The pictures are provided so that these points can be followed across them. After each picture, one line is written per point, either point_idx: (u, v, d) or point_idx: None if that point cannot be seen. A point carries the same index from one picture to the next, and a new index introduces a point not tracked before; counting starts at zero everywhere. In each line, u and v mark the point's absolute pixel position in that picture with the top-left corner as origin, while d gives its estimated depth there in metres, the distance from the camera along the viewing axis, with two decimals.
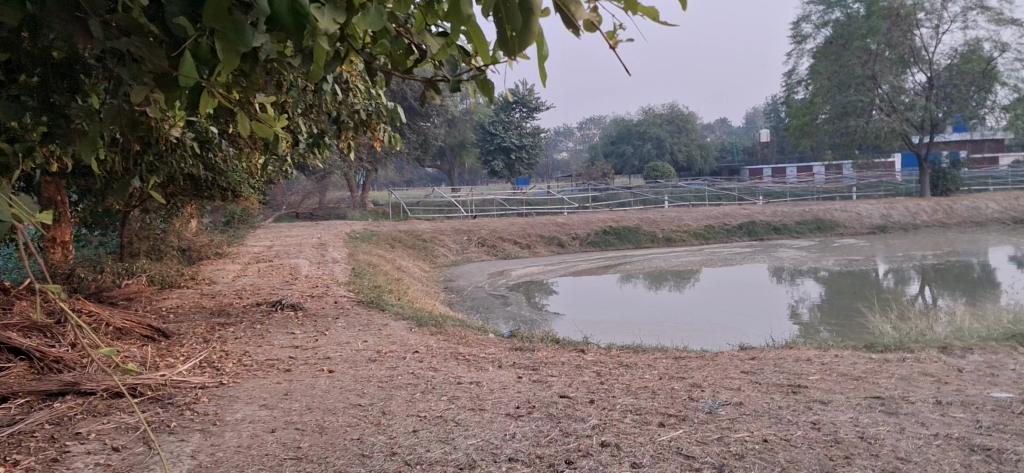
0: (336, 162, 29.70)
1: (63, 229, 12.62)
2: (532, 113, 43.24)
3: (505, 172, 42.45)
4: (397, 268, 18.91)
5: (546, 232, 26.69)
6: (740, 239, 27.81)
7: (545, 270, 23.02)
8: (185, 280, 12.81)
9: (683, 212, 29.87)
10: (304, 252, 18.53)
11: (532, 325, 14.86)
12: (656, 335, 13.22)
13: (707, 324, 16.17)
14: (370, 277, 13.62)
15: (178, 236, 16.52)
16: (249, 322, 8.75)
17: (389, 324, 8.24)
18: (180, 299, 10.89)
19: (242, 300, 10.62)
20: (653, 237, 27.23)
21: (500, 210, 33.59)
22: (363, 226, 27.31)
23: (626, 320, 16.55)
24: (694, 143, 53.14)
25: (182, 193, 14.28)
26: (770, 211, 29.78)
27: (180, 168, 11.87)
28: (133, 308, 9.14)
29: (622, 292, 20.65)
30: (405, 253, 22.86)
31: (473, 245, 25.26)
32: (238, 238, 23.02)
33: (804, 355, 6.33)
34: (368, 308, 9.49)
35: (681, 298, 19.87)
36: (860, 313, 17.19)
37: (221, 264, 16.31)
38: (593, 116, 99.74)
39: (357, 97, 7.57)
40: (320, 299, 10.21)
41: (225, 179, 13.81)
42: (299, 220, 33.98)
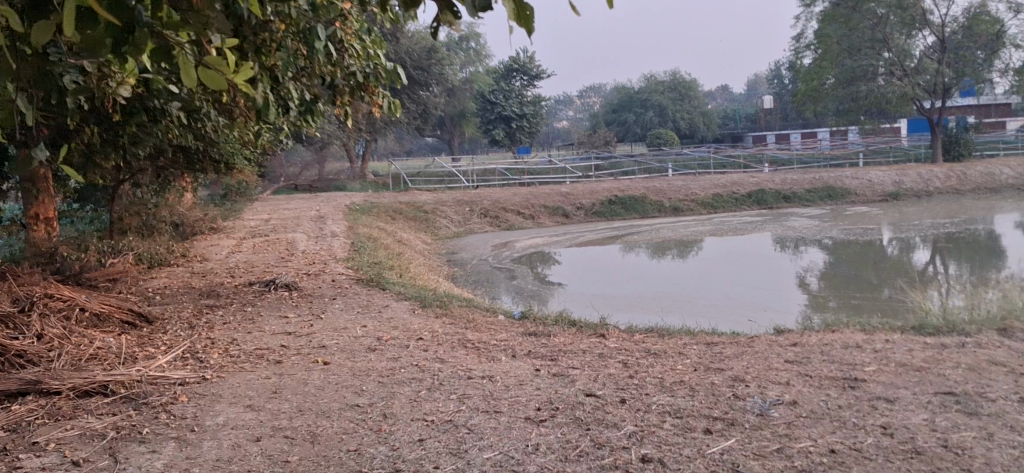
0: (334, 132, 28.98)
1: (46, 205, 11.94)
2: (534, 80, 42.42)
3: (506, 140, 41.69)
4: (399, 242, 18.27)
5: (551, 202, 26.02)
6: (750, 207, 27.16)
7: (550, 241, 22.35)
8: (176, 257, 12.19)
9: (690, 180, 29.17)
10: (302, 226, 17.89)
11: (538, 301, 14.25)
12: (667, 308, 12.56)
13: (716, 296, 15.53)
14: (371, 252, 12.98)
15: (170, 211, 15.89)
16: (240, 304, 8.12)
17: (391, 307, 7.60)
18: (168, 278, 10.27)
19: (234, 279, 9.99)
20: (660, 206, 26.57)
21: (502, 180, 32.90)
22: (363, 198, 26.66)
23: (632, 292, 15.90)
24: (698, 110, 52.32)
25: (172, 166, 13.62)
26: (780, 179, 29.08)
27: (166, 139, 11.20)
28: (116, 290, 8.52)
29: (628, 262, 20.01)
30: (406, 226, 22.22)
31: (476, 217, 24.59)
32: (234, 211, 22.36)
33: (851, 341, 5.69)
34: (368, 287, 8.86)
35: (689, 267, 19.22)
36: (873, 285, 16.65)
37: (215, 239, 15.68)
38: (594, 85, 98.70)
39: (352, 58, 6.87)
40: (317, 278, 9.59)
41: (217, 150, 13.15)
42: (298, 192, 33.35)
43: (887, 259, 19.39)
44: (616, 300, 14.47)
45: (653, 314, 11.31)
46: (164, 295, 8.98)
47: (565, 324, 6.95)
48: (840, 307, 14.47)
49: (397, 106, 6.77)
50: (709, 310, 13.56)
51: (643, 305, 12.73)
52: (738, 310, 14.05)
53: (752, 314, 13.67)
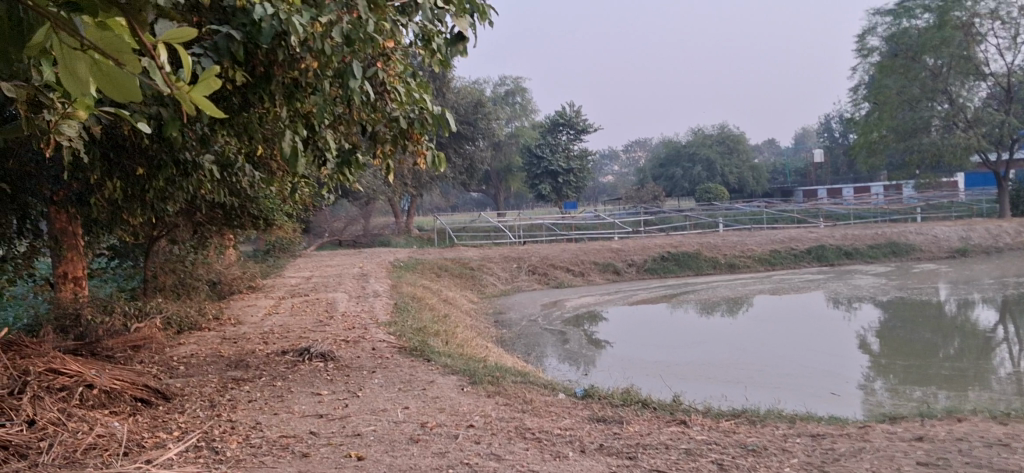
0: (377, 187, 28.42)
1: (75, 263, 11.31)
2: (581, 135, 41.71)
3: (552, 196, 40.95)
4: (445, 301, 17.45)
5: (601, 259, 25.10)
6: (809, 264, 26.04)
7: (601, 300, 21.40)
8: (209, 320, 11.45)
9: (745, 236, 28.13)
10: (344, 284, 17.16)
11: (585, 365, 13.34)
12: (724, 373, 11.56)
13: (767, 358, 14.55)
14: (415, 314, 12.17)
15: (207, 269, 15.25)
16: (270, 378, 7.32)
17: (436, 383, 6.71)
18: (196, 344, 9.50)
19: (266, 345, 9.20)
20: (714, 263, 25.53)
21: (549, 236, 32.10)
22: (408, 255, 25.98)
23: (678, 354, 14.98)
24: (746, 164, 51.15)
25: (210, 222, 13.00)
26: (840, 234, 27.92)
27: (198, 195, 10.54)
28: (135, 360, 7.76)
29: (681, 321, 19.01)
30: (452, 284, 21.44)
31: (524, 274, 23.77)
32: (275, 268, 21.73)
33: (988, 436, 4.72)
34: (412, 357, 8.00)
35: (744, 327, 18.22)
36: (936, 345, 15.61)
37: (254, 299, 14.99)
38: (640, 140, 98.18)
39: (395, 104, 6.13)
40: (356, 345, 8.77)
41: (256, 205, 12.51)
42: (342, 247, 32.80)
43: (951, 318, 18.25)
44: (666, 363, 13.49)
45: (714, 382, 10.31)
46: (190, 365, 8.18)
47: (635, 408, 6.03)
48: (905, 372, 13.39)
49: (440, 162, 6.08)
50: (764, 374, 12.54)
51: (697, 370, 11.72)
52: (796, 374, 13.00)
53: (812, 379, 12.63)
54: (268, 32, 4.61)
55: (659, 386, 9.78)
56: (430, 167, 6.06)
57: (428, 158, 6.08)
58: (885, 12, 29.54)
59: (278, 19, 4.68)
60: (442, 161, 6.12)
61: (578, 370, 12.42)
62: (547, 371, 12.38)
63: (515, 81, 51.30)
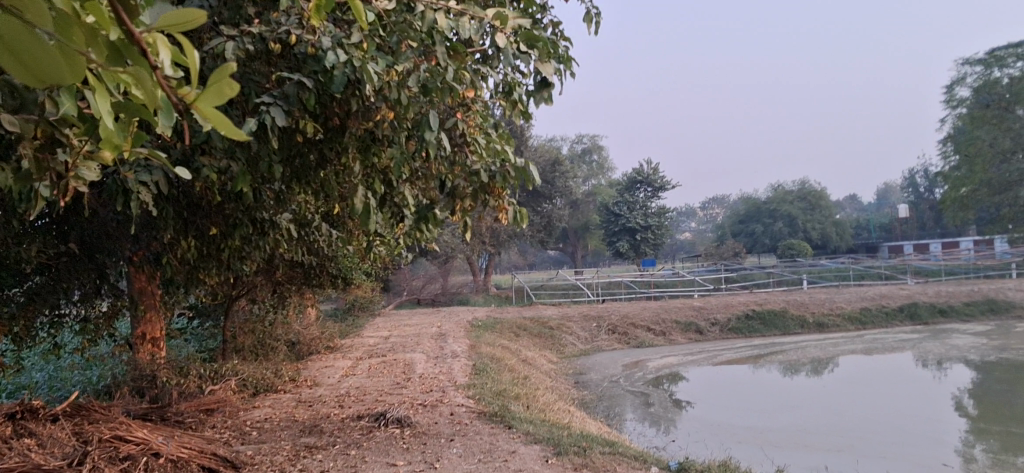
0: (455, 245, 28.26)
1: (155, 324, 11.19)
2: (659, 191, 41.16)
3: (630, 253, 40.35)
4: (524, 361, 17.02)
5: (683, 317, 24.41)
6: (902, 323, 24.98)
7: (684, 360, 20.70)
8: (286, 382, 11.22)
9: (834, 293, 27.18)
10: (423, 344, 16.87)
11: (667, 428, 12.79)
12: (815, 439, 10.93)
13: (858, 421, 13.82)
14: (494, 375, 11.79)
15: (287, 329, 15.11)
16: (344, 445, 6.99)
17: (518, 454, 6.31)
18: (271, 408, 9.24)
19: (343, 410, 8.88)
20: (802, 322, 24.63)
21: (628, 294, 31.50)
22: (486, 313, 25.65)
23: (762, 416, 14.35)
24: (829, 220, 49.91)
25: (288, 282, 12.86)
26: (933, 291, 26.79)
27: (276, 255, 10.40)
28: (206, 425, 7.51)
29: (766, 382, 18.29)
30: (531, 343, 21.00)
31: (604, 333, 23.22)
32: (353, 327, 21.60)
33: None
34: (492, 424, 7.61)
35: (833, 387, 17.42)
36: None
37: (333, 359, 14.76)
38: (717, 197, 97.11)
39: (477, 157, 5.82)
40: (434, 410, 8.41)
41: (335, 264, 12.33)
42: (420, 306, 32.64)
43: None
44: (751, 426, 12.87)
45: (810, 451, 9.71)
46: (263, 430, 7.91)
47: None
48: (1007, 439, 12.57)
49: (522, 218, 5.76)
50: (856, 440, 11.86)
51: (787, 436, 11.11)
52: (892, 440, 12.27)
53: (909, 446, 11.91)
54: (340, 80, 4.30)
55: (750, 455, 9.21)
56: (511, 223, 5.74)
57: (510, 213, 5.77)
58: (977, 61, 28.59)
59: (352, 66, 4.40)
60: (524, 216, 5.79)
61: (660, 434, 11.89)
62: (628, 434, 11.87)
63: (592, 138, 51.15)
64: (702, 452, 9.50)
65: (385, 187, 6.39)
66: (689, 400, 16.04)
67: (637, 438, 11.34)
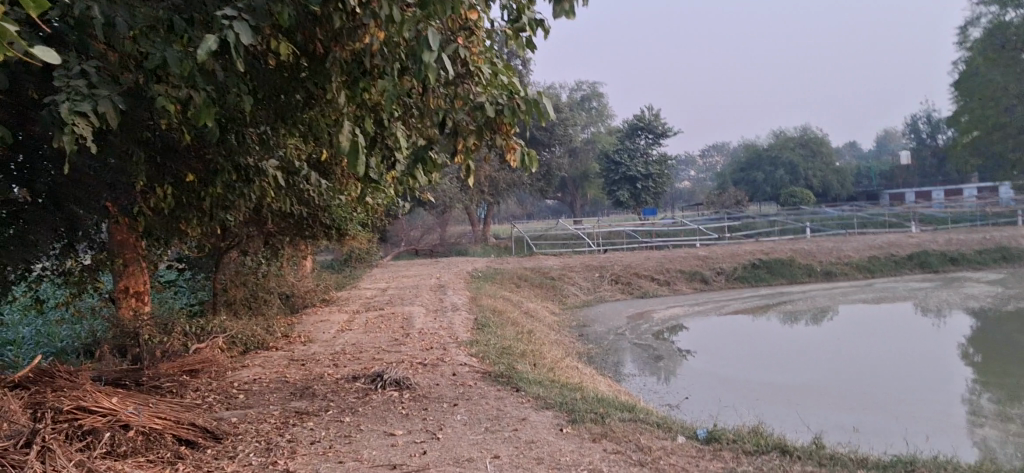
0: (453, 195, 27.60)
1: (140, 277, 10.59)
2: (659, 138, 40.33)
3: (630, 202, 39.66)
4: (527, 314, 16.47)
5: (687, 267, 23.83)
6: (911, 271, 24.43)
7: (691, 310, 20.15)
8: (279, 338, 10.63)
9: (841, 241, 26.58)
10: (422, 296, 16.30)
11: (673, 379, 12.32)
12: (833, 394, 10.32)
13: (869, 372, 13.26)
14: (497, 330, 11.19)
15: (281, 281, 14.51)
16: (338, 410, 6.38)
17: (530, 422, 5.70)
18: (260, 367, 8.62)
19: (337, 369, 8.26)
20: (810, 270, 24.06)
21: (630, 243, 30.91)
22: (486, 264, 25.06)
23: (767, 367, 13.80)
24: (831, 167, 49.13)
25: (280, 234, 12.23)
26: (943, 239, 26.20)
27: (265, 205, 9.81)
28: (185, 390, 6.91)
29: (773, 331, 17.82)
30: (532, 294, 20.49)
31: (607, 283, 22.67)
32: (350, 278, 21.04)
33: None
34: (498, 386, 7.03)
35: (841, 337, 16.89)
36: None
37: (329, 314, 14.17)
38: (716, 144, 96.37)
39: (479, 87, 5.18)
40: (435, 370, 7.82)
41: (329, 215, 11.72)
42: (418, 257, 32.06)
43: None
44: (757, 376, 12.29)
45: (834, 409, 9.08)
46: (250, 394, 7.29)
47: (779, 466, 4.89)
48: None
49: (532, 159, 5.13)
50: (868, 390, 11.26)
51: (804, 391, 10.50)
52: (906, 391, 11.68)
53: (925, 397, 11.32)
54: None
55: (773, 413, 8.59)
56: (520, 165, 5.12)
57: (519, 154, 5.13)
58: (991, 2, 27.53)
59: None
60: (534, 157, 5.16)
61: (667, 387, 11.28)
62: (633, 388, 11.25)
63: (592, 86, 50.24)
64: (720, 411, 8.87)
65: (378, 127, 5.79)
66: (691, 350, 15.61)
67: (645, 393, 10.73)
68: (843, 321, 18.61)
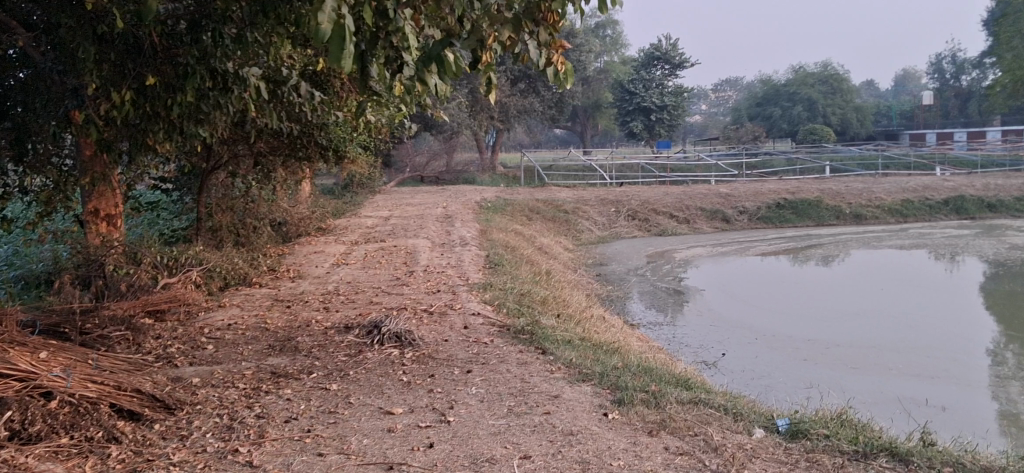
0: (462, 120, 26.16)
1: (111, 199, 9.35)
2: (676, 69, 38.63)
3: (643, 134, 38.14)
4: (540, 250, 15.24)
5: (708, 205, 22.52)
6: (945, 217, 23.16)
7: (714, 250, 18.91)
8: (264, 272, 9.41)
9: (870, 183, 25.24)
10: (428, 228, 15.06)
11: (701, 324, 11.13)
12: (890, 356, 9.18)
13: (913, 323, 12.17)
14: (512, 271, 9.99)
15: (272, 207, 13.22)
16: (323, 374, 5.18)
17: (564, 401, 4.52)
18: (239, 309, 7.42)
19: (327, 314, 7.07)
20: (838, 213, 22.78)
21: (644, 177, 29.57)
22: (495, 194, 23.72)
23: (798, 315, 12.61)
24: (850, 104, 47.22)
25: (272, 155, 10.99)
26: (980, 184, 24.86)
27: (251, 120, 8.55)
28: (143, 346, 5.73)
29: (801, 274, 16.64)
30: (544, 228, 19.25)
31: (623, 219, 21.42)
32: (350, 205, 19.74)
33: None
34: (517, 345, 5.85)
35: (874, 282, 15.71)
36: None
37: (324, 245, 12.93)
38: (730, 78, 94.13)
39: None
40: (443, 321, 6.63)
41: (324, 133, 10.48)
42: (424, 184, 30.70)
43: None
44: (794, 327, 11.10)
45: (903, 381, 7.93)
46: (223, 345, 6.08)
47: None
48: None
49: (566, 75, 4.06)
50: (924, 350, 10.15)
51: (855, 352, 9.35)
52: (962, 345, 10.61)
53: (978, 352, 10.27)
54: None
55: (843, 391, 7.39)
56: (547, 78, 4.08)
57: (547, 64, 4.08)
58: None
59: None
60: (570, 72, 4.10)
61: (696, 338, 10.05)
62: (656, 337, 9.99)
63: (607, 13, 48.21)
64: (772, 385, 7.69)
65: (379, 21, 4.49)
66: (715, 293, 14.40)
67: (672, 345, 9.50)
68: (874, 264, 17.44)
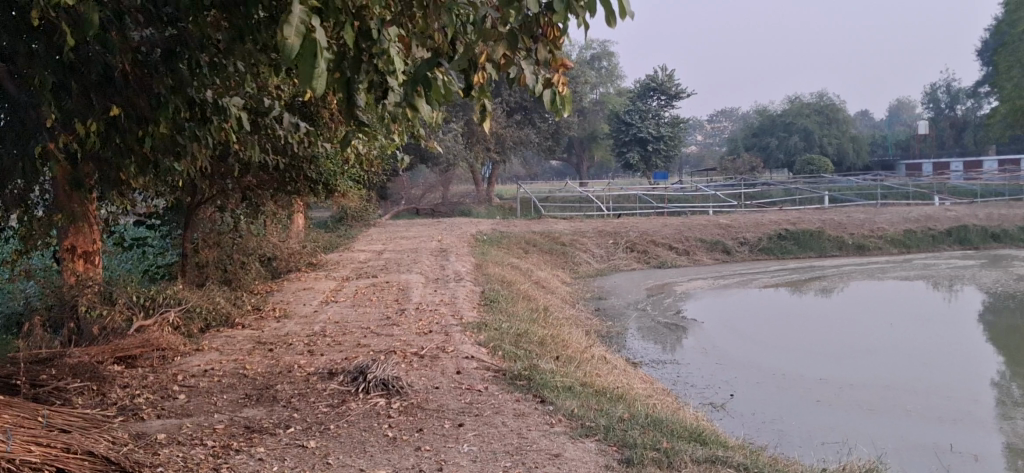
0: (458, 153, 25.81)
1: (88, 235, 8.76)
2: (672, 100, 38.37)
3: (640, 165, 37.82)
4: (538, 285, 14.81)
5: (708, 236, 22.11)
6: (949, 248, 22.78)
7: (716, 283, 18.47)
8: (248, 312, 8.95)
9: (872, 213, 24.86)
10: (422, 262, 14.63)
11: (706, 361, 10.66)
12: (907, 398, 8.74)
13: (925, 356, 11.78)
14: (508, 308, 9.54)
15: (262, 242, 12.79)
16: (300, 431, 4.71)
17: (567, 461, 4.06)
18: (218, 353, 6.95)
19: (313, 359, 6.61)
20: (840, 244, 22.39)
21: (642, 208, 29.20)
22: (492, 227, 23.31)
23: (806, 349, 12.20)
24: (846, 134, 46.84)
25: (261, 189, 10.59)
26: (983, 214, 24.50)
27: (235, 152, 8.14)
28: (109, 400, 5.27)
29: (805, 306, 16.21)
30: (542, 261, 18.83)
31: (622, 251, 21.01)
32: (342, 239, 19.34)
33: None
34: (514, 394, 5.40)
35: (879, 313, 15.29)
36: None
37: (315, 281, 12.48)
38: (725, 109, 94.18)
39: None
40: (436, 365, 6.18)
41: (314, 166, 10.10)
42: (420, 217, 30.31)
43: None
44: (802, 364, 10.70)
45: (928, 432, 7.49)
46: (196, 394, 5.63)
47: None
48: None
49: (560, 100, 3.75)
50: (940, 387, 9.72)
51: (869, 392, 8.96)
52: (978, 380, 10.23)
53: (996, 388, 9.85)
54: None
55: (868, 447, 6.95)
56: (542, 106, 3.74)
57: (544, 89, 3.74)
58: None
59: None
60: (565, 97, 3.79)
61: (701, 376, 9.63)
62: (660, 376, 9.56)
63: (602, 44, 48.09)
64: (788, 438, 7.29)
65: (363, 42, 4.08)
66: (719, 327, 13.95)
67: (678, 386, 9.07)
68: (878, 295, 17.03)
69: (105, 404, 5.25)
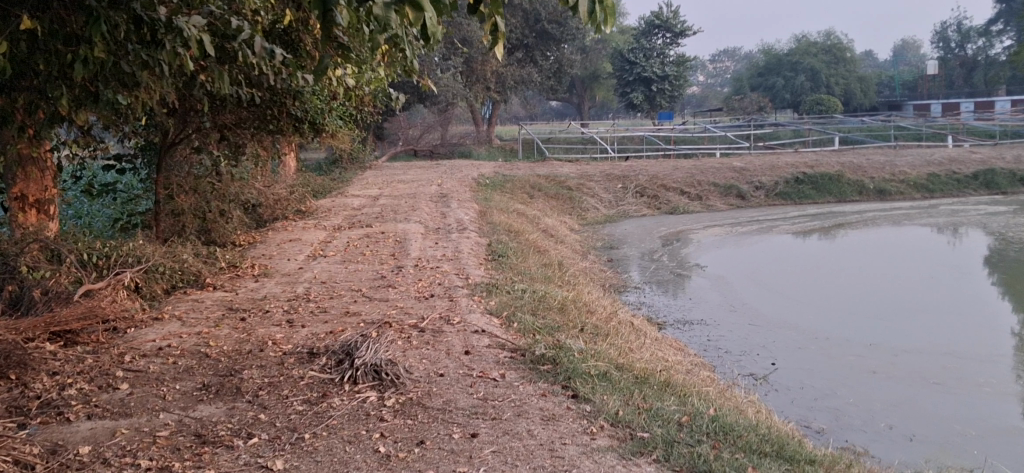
0: (457, 91, 24.50)
1: (40, 181, 7.57)
2: (678, 38, 36.82)
3: (644, 105, 36.46)
4: (546, 234, 13.72)
5: (721, 179, 20.96)
6: (975, 193, 21.65)
7: (733, 230, 17.35)
8: (223, 269, 7.84)
9: (893, 155, 23.69)
10: (420, 209, 13.50)
11: (734, 321, 9.58)
12: (971, 367, 7.70)
13: (970, 306, 10.75)
14: (519, 265, 8.44)
15: (245, 187, 11.62)
16: (264, 443, 3.62)
17: None
18: (179, 324, 5.83)
19: (291, 332, 5.51)
20: (861, 188, 21.28)
21: (649, 150, 27.99)
22: (493, 169, 22.10)
23: (842, 299, 11.13)
24: (853, 74, 45.07)
25: (240, 128, 9.42)
26: (1011, 156, 23.34)
27: (202, 83, 6.97)
28: (24, 397, 4.15)
29: (829, 252, 15.13)
30: (547, 206, 17.74)
31: (632, 195, 19.87)
32: (335, 183, 18.19)
33: None
34: (538, 385, 4.34)
35: (910, 258, 14.24)
36: None
37: (303, 231, 11.36)
38: (727, 49, 92.06)
39: None
40: (441, 342, 5.10)
41: (296, 101, 8.93)
42: (418, 158, 29.04)
43: None
44: (844, 322, 9.63)
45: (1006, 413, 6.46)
46: (143, 382, 4.53)
47: None
48: None
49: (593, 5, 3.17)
50: (996, 345, 8.68)
51: (928, 358, 7.93)
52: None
53: None
54: None
55: (943, 438, 5.92)
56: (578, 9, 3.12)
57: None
58: None
59: None
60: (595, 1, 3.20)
61: (733, 340, 8.57)
62: (689, 341, 8.48)
63: None
64: (847, 421, 6.23)
65: None
66: (739, 278, 12.86)
67: (710, 352, 8.01)
68: (905, 241, 15.96)
69: (25, 402, 4.16)
